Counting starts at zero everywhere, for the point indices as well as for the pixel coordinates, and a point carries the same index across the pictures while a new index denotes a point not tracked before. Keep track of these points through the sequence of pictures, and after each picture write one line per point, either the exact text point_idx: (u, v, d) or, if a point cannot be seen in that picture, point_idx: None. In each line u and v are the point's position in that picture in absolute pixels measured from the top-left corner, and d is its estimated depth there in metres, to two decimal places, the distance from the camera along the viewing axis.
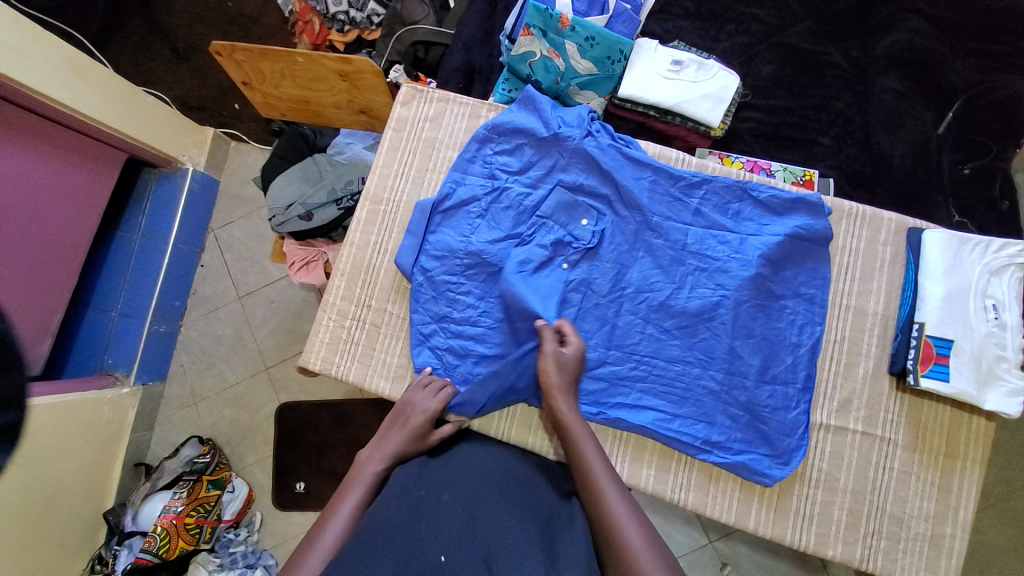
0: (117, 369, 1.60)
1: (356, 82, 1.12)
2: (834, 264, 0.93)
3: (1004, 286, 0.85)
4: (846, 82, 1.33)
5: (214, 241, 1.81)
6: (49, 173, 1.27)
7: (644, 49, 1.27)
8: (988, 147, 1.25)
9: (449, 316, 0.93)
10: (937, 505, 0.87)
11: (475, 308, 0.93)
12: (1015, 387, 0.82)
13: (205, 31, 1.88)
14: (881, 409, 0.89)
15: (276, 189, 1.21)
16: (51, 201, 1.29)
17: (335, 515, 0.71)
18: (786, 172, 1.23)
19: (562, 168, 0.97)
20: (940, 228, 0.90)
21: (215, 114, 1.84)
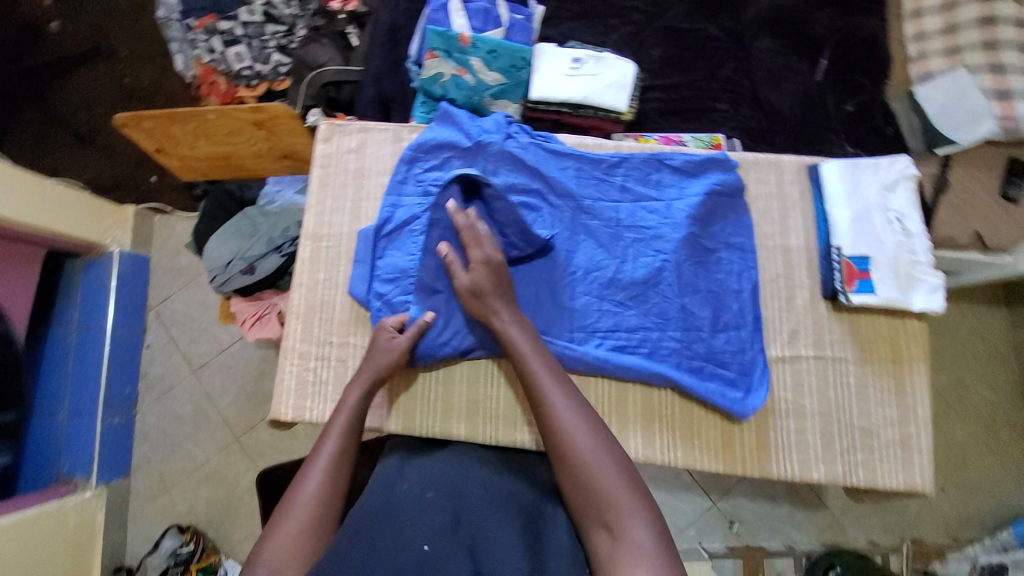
0: (75, 474, 1.51)
1: (273, 129, 1.13)
2: (754, 212, 1.01)
3: (900, 199, 0.97)
4: (726, 51, 1.46)
5: (156, 320, 1.73)
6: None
7: (543, 52, 1.34)
8: (861, 84, 1.41)
9: None
10: (897, 408, 0.95)
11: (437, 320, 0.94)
12: (932, 284, 0.93)
13: (107, 110, 1.83)
14: (825, 332, 0.97)
15: (213, 250, 1.20)
16: None
17: (326, 438, 0.77)
18: (695, 140, 1.35)
19: (491, 171, 1.00)
20: (833, 160, 0.99)
21: (133, 190, 1.78)
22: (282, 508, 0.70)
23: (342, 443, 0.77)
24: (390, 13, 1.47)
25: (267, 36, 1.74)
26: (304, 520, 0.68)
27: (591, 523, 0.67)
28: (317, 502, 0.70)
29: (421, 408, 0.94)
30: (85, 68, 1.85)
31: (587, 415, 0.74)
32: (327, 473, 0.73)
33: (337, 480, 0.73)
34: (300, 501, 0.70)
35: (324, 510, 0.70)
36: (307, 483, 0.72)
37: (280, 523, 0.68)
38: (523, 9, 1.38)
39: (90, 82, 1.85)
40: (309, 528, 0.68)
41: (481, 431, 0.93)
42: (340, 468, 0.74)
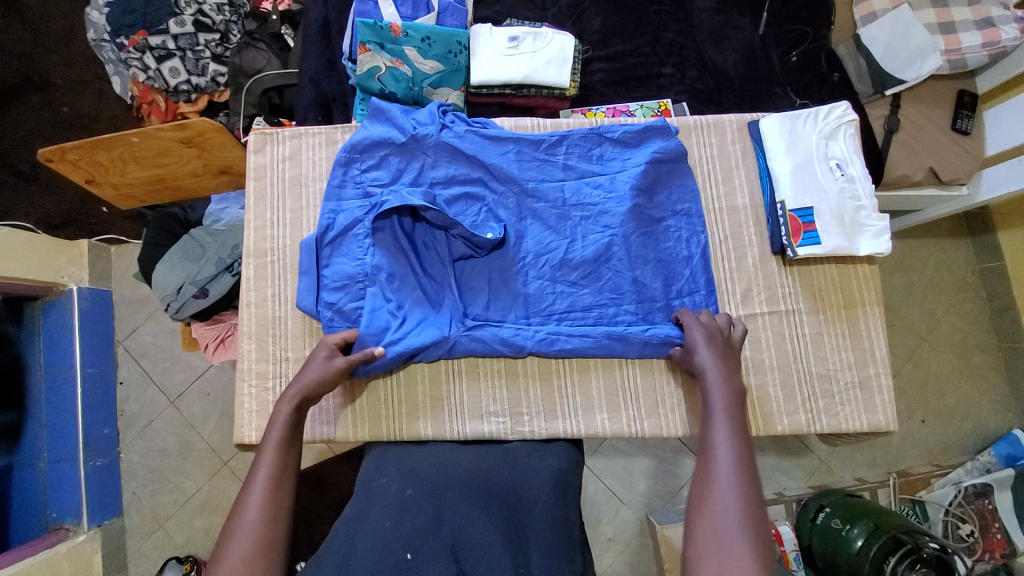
0: (66, 520, 1.51)
1: (203, 145, 1.09)
2: (698, 175, 1.01)
3: (841, 146, 0.97)
4: (669, 14, 1.43)
5: (126, 354, 1.70)
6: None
7: (480, 33, 1.29)
8: (805, 32, 1.39)
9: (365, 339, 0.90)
10: (854, 352, 0.96)
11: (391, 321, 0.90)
12: (878, 228, 0.94)
13: (46, 144, 1.76)
14: (777, 287, 0.97)
15: (160, 277, 1.17)
16: None
17: (263, 456, 0.73)
18: (643, 109, 1.35)
19: (430, 166, 0.98)
20: (771, 114, 0.99)
21: (85, 224, 1.73)
22: (223, 541, 0.64)
23: (279, 456, 0.73)
24: (319, 10, 1.41)
25: (201, 45, 1.67)
26: (249, 542, 0.63)
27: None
28: (259, 521, 0.65)
29: (385, 413, 0.93)
30: (19, 100, 1.77)
31: (748, 480, 0.63)
32: (269, 491, 0.69)
33: (280, 494, 0.69)
34: (242, 528, 0.65)
35: (274, 527, 0.66)
36: (247, 506, 0.67)
37: (223, 555, 0.63)
38: None
39: (25, 116, 1.77)
40: (261, 547, 0.63)
41: (447, 427, 0.93)
42: (280, 483, 0.71)
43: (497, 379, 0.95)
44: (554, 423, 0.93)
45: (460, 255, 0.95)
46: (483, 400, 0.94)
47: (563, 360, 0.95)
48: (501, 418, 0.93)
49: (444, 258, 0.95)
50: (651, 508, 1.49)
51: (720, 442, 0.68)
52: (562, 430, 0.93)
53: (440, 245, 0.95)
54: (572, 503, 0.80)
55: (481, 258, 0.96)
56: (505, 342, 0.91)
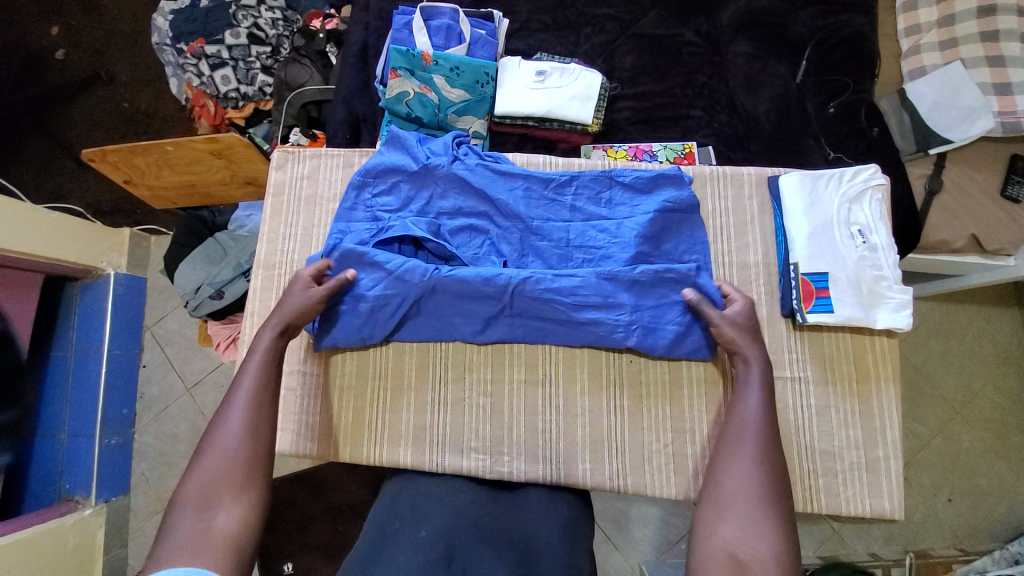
0: (76, 492, 1.57)
1: (231, 157, 1.15)
2: (709, 228, 0.98)
3: (865, 211, 0.92)
4: (703, 56, 1.41)
5: (152, 340, 1.78)
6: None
7: (508, 67, 1.33)
8: (845, 83, 1.34)
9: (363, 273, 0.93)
10: (863, 431, 0.90)
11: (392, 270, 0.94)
12: (899, 302, 0.88)
13: (106, 135, 1.89)
14: (784, 351, 0.93)
15: (181, 276, 1.23)
16: None
17: (243, 372, 0.79)
18: (667, 150, 1.33)
19: (439, 195, 1.00)
20: (792, 172, 0.96)
21: (131, 213, 1.84)
22: (205, 445, 0.71)
23: (260, 375, 0.79)
24: (361, 33, 1.47)
25: (253, 57, 1.76)
26: (231, 452, 0.71)
27: (709, 540, 0.65)
28: (240, 433, 0.73)
29: (368, 437, 0.95)
30: (86, 94, 1.91)
31: (770, 443, 0.73)
32: (249, 406, 0.75)
33: (260, 409, 0.76)
34: (224, 439, 0.72)
35: (255, 442, 0.73)
36: (229, 420, 0.74)
37: (206, 458, 0.70)
38: (486, 24, 1.36)
39: (90, 108, 1.90)
40: (245, 459, 0.71)
41: (426, 458, 0.93)
42: (260, 399, 0.77)
43: (481, 415, 0.94)
44: (534, 468, 0.92)
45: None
46: (465, 436, 0.93)
47: (550, 399, 0.94)
48: (481, 455, 0.93)
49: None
50: (644, 558, 1.42)
51: (751, 405, 0.77)
52: (542, 476, 0.91)
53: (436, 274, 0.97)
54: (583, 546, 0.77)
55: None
56: (478, 289, 0.91)
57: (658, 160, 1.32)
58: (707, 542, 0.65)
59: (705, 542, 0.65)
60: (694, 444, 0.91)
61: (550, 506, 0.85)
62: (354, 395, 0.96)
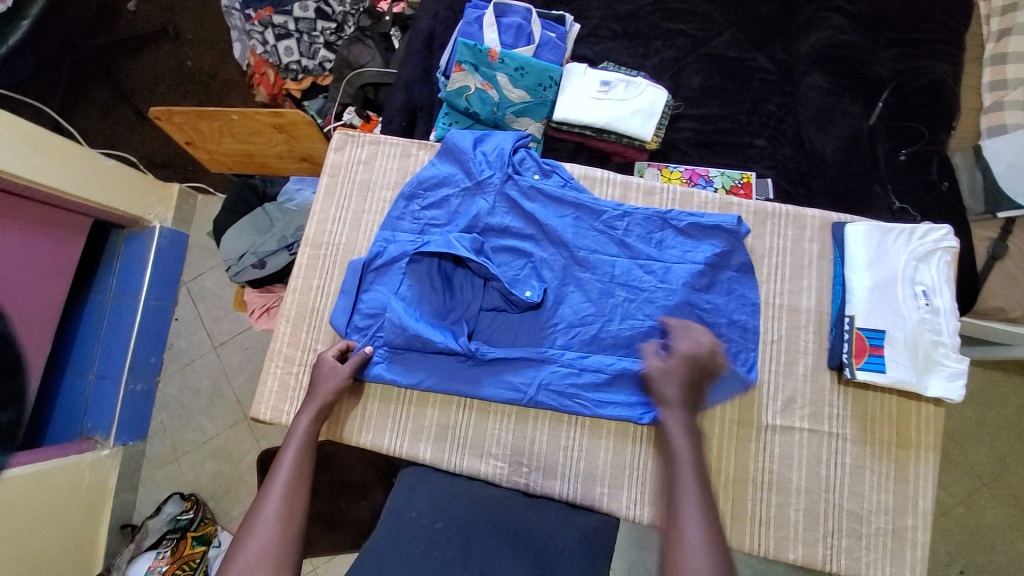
0: (95, 432, 1.60)
1: (292, 132, 1.17)
2: (763, 266, 0.96)
3: (932, 271, 0.88)
4: (774, 84, 1.37)
5: (187, 295, 1.82)
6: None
7: (574, 73, 1.31)
8: (921, 132, 1.28)
9: (400, 291, 0.96)
10: (894, 496, 0.87)
11: (433, 289, 0.95)
12: (954, 370, 0.85)
13: (167, 91, 1.93)
14: (825, 404, 0.90)
15: (227, 242, 1.24)
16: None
17: (284, 452, 0.82)
18: (724, 176, 1.28)
19: (487, 213, 0.99)
20: (860, 221, 0.92)
21: (181, 170, 1.88)
22: (242, 533, 0.73)
23: (302, 452, 0.82)
24: (429, 22, 1.47)
25: (317, 32, 1.78)
26: (265, 543, 0.71)
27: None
28: (274, 520, 0.73)
29: (391, 427, 0.96)
30: (153, 48, 1.95)
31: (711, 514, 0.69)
32: (283, 494, 0.76)
33: (299, 485, 0.78)
34: (259, 528, 0.72)
35: (285, 529, 0.73)
36: (267, 501, 0.75)
37: (242, 542, 0.71)
38: (558, 27, 1.34)
39: (155, 62, 1.95)
40: (279, 533, 0.72)
41: (447, 455, 0.95)
42: (300, 476, 0.79)
43: (506, 423, 0.94)
44: (551, 482, 0.92)
45: (490, 305, 0.96)
46: (486, 443, 0.94)
47: (577, 417, 0.93)
48: (500, 462, 0.93)
49: (473, 307, 0.95)
50: None
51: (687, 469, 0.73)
52: (559, 492, 0.92)
53: (469, 298, 0.96)
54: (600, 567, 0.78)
55: (514, 314, 0.96)
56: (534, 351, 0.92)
57: (713, 186, 1.27)
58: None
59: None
60: (720, 489, 0.88)
61: (566, 519, 0.83)
62: (382, 387, 0.98)
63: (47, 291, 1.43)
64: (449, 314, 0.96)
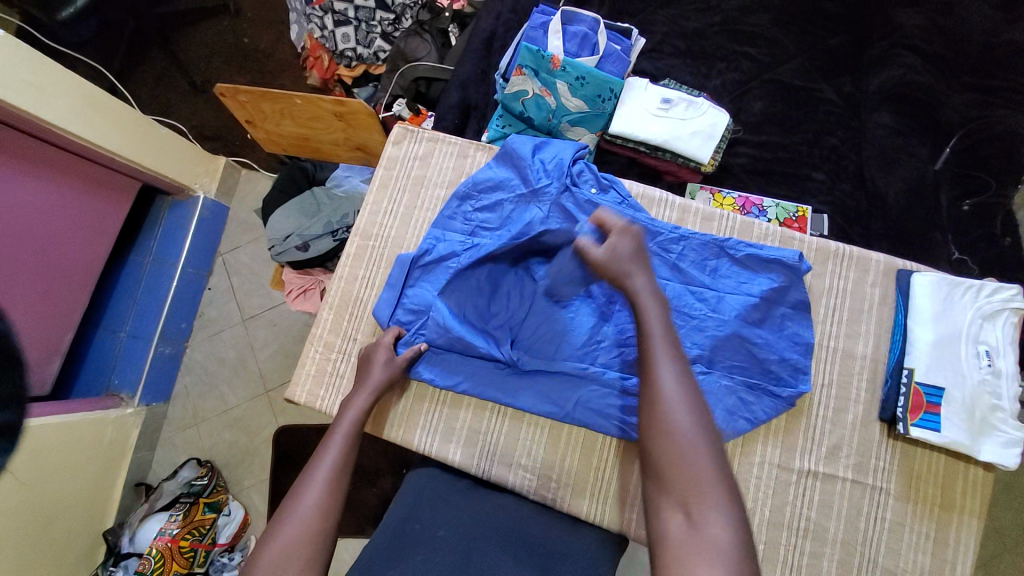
0: (122, 390, 1.64)
1: (351, 121, 1.18)
2: (820, 306, 0.93)
3: (998, 332, 0.84)
4: (839, 117, 1.32)
5: (222, 266, 1.85)
6: (46, 194, 1.30)
7: (634, 87, 1.30)
8: (987, 182, 1.23)
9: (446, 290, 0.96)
10: (932, 560, 0.84)
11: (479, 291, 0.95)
12: (1012, 438, 0.81)
13: (222, 65, 1.96)
14: (871, 456, 0.87)
15: (275, 221, 1.25)
16: (45, 222, 1.31)
17: (328, 442, 0.80)
18: (778, 208, 1.24)
19: (541, 221, 0.97)
20: (928, 271, 0.89)
21: (229, 143, 1.90)
22: (280, 517, 0.71)
23: (347, 443, 0.81)
24: (491, 22, 1.47)
25: (375, 21, 1.79)
26: (303, 532, 0.68)
27: (668, 492, 0.59)
28: (315, 509, 0.71)
29: (423, 426, 0.97)
30: (214, 21, 1.99)
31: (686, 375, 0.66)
32: (326, 483, 0.75)
33: (341, 478, 0.76)
34: (296, 515, 0.70)
35: (325, 520, 0.71)
36: (308, 492, 0.73)
37: (278, 532, 0.69)
38: (624, 40, 1.33)
39: (214, 35, 1.98)
40: (317, 528, 0.69)
41: (475, 461, 0.95)
42: (342, 470, 0.77)
43: (538, 435, 0.95)
44: (578, 502, 0.92)
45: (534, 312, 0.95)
46: (515, 453, 0.94)
47: (610, 439, 0.93)
48: (528, 474, 0.94)
49: (517, 314, 0.95)
50: None
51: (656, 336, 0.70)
52: (585, 513, 0.91)
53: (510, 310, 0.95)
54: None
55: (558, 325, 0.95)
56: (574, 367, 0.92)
57: (766, 216, 1.24)
58: (663, 487, 0.60)
59: (669, 489, 0.59)
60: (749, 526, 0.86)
61: (589, 541, 0.83)
62: (417, 386, 0.98)
63: (92, 251, 1.45)
64: (493, 318, 0.95)
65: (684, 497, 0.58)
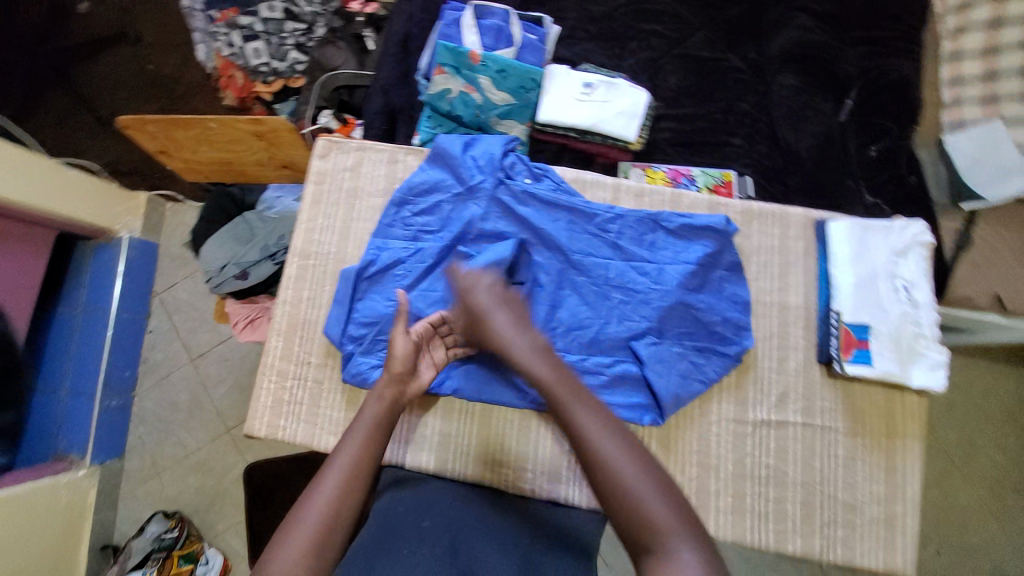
0: (71, 452, 1.53)
1: (273, 140, 1.14)
2: (752, 265, 0.98)
3: (910, 266, 0.92)
4: (747, 83, 1.40)
5: (160, 306, 1.75)
6: None
7: (554, 75, 1.31)
8: (888, 129, 1.34)
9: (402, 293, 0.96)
10: (885, 486, 0.91)
11: (433, 291, 0.96)
12: (936, 361, 0.89)
13: (129, 95, 1.84)
14: (816, 399, 0.93)
15: (208, 252, 1.20)
16: None
17: (348, 437, 0.78)
18: (705, 176, 1.31)
19: (480, 218, 0.99)
20: (842, 218, 0.95)
21: (147, 177, 1.79)
22: (276, 543, 0.68)
23: (367, 439, 0.77)
24: (404, 23, 1.45)
25: (286, 33, 1.73)
26: (308, 538, 0.68)
27: (635, 546, 0.64)
28: (312, 536, 0.68)
29: (391, 440, 0.95)
30: (112, 49, 1.86)
31: (604, 424, 0.71)
32: (336, 489, 0.73)
33: (353, 483, 0.73)
34: (305, 519, 0.70)
35: (332, 526, 0.70)
36: (318, 494, 0.72)
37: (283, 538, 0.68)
38: (537, 29, 1.35)
39: (115, 64, 1.85)
40: (320, 534, 0.69)
41: (449, 464, 0.95)
42: (355, 475, 0.74)
43: (509, 426, 0.96)
44: (556, 487, 0.93)
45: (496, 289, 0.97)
46: (499, 442, 0.95)
47: None
48: (504, 469, 0.94)
49: None
50: None
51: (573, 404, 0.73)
52: (564, 496, 0.93)
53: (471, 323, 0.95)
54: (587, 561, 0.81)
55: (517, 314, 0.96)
56: None
57: (696, 185, 1.31)
58: (629, 543, 0.64)
59: (632, 542, 0.64)
60: (718, 482, 0.90)
61: (564, 521, 0.86)
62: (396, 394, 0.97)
63: (11, 312, 1.34)
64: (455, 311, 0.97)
65: (646, 545, 0.62)
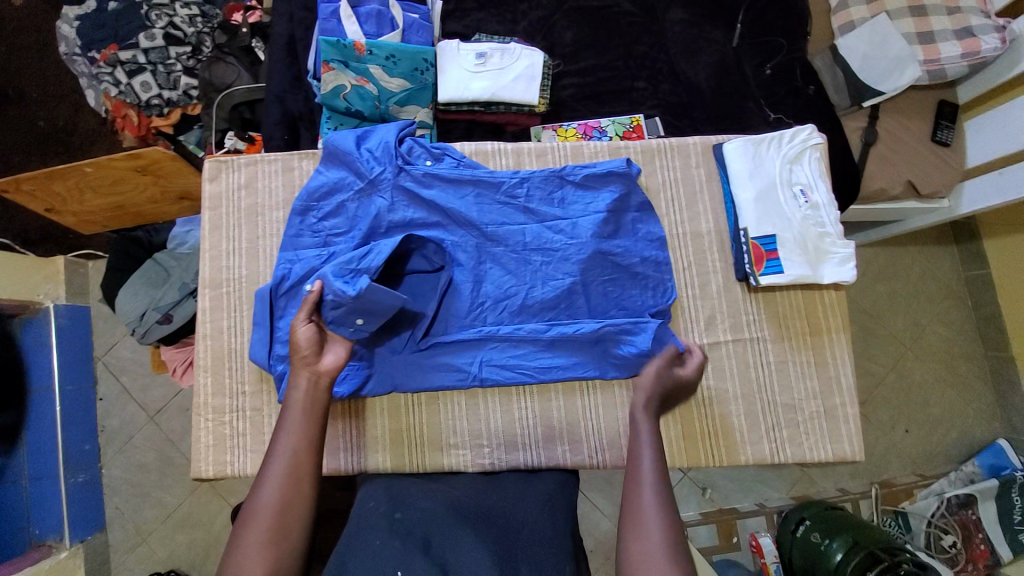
0: (47, 537, 1.47)
1: (159, 172, 1.11)
2: (661, 202, 0.99)
3: (806, 170, 0.95)
4: (640, 26, 1.39)
5: (106, 370, 1.66)
6: None
7: (447, 51, 1.28)
8: (780, 44, 1.35)
9: None
10: (820, 381, 0.94)
11: None
12: (843, 255, 0.92)
13: (23, 158, 1.72)
14: (741, 315, 0.96)
15: (124, 304, 1.15)
16: None
17: (279, 434, 0.76)
18: (615, 124, 1.31)
19: (387, 210, 0.96)
20: (733, 139, 0.97)
21: (60, 240, 1.67)
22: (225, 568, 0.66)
23: (299, 432, 0.76)
24: (286, 27, 1.39)
25: (172, 59, 1.62)
26: (264, 532, 0.67)
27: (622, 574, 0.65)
28: (261, 550, 0.66)
29: (343, 448, 0.94)
30: None
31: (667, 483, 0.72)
32: (282, 479, 0.72)
33: (298, 478, 0.73)
34: (255, 517, 0.69)
35: (285, 516, 0.69)
36: (265, 490, 0.71)
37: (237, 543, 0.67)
38: (419, 7, 1.33)
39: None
40: (274, 526, 0.68)
41: (407, 458, 0.95)
42: (297, 470, 0.73)
43: (458, 407, 0.95)
44: (514, 455, 0.94)
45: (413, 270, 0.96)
46: (447, 423, 0.95)
47: (524, 386, 0.96)
48: (461, 450, 0.94)
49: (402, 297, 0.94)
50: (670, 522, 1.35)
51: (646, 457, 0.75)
52: (523, 461, 0.94)
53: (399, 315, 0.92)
54: (560, 517, 0.82)
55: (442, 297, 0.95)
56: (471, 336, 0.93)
57: (607, 135, 1.31)
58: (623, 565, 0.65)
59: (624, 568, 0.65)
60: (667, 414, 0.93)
61: (531, 486, 0.88)
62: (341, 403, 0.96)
63: None
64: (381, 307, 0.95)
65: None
